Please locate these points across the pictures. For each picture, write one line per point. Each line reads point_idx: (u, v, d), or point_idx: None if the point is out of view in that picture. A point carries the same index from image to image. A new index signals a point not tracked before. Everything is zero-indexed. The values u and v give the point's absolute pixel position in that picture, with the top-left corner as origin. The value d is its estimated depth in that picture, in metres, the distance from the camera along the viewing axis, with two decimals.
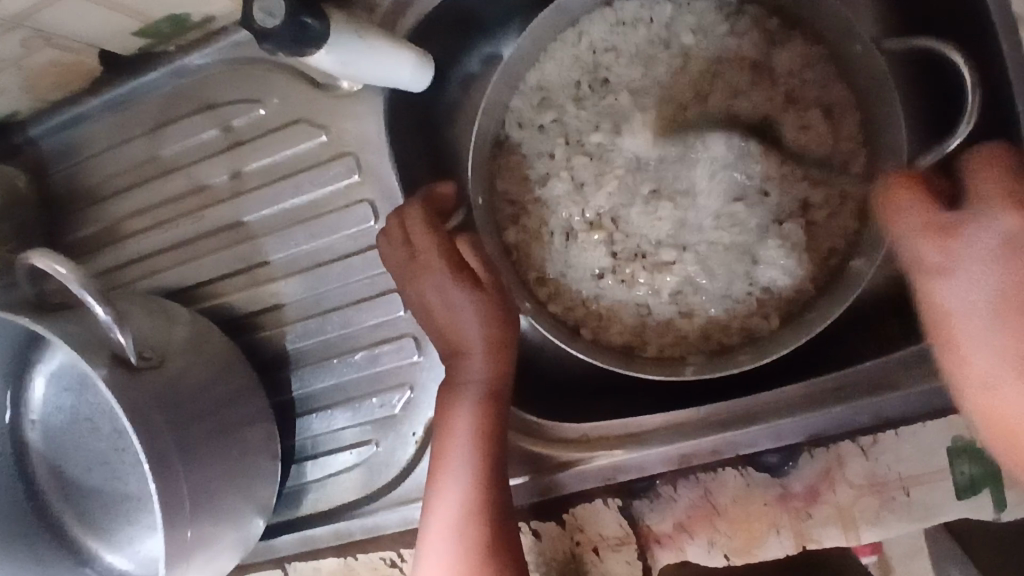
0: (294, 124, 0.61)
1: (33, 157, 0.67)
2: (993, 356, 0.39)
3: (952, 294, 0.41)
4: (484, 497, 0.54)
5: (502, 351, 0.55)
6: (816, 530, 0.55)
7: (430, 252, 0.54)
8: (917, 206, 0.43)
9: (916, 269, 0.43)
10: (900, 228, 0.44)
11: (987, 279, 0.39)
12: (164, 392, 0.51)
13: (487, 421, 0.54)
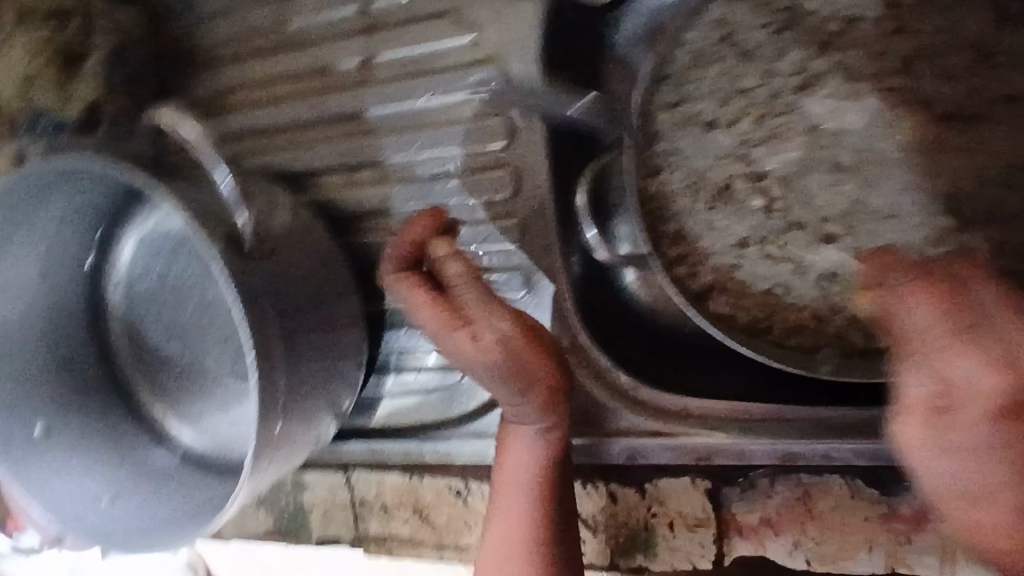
0: (439, 18, 0.56)
1: (158, 10, 0.64)
2: (964, 460, 0.34)
3: (975, 418, 0.34)
4: (546, 530, 0.51)
5: (548, 384, 0.49)
6: (913, 556, 0.52)
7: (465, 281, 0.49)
8: (945, 304, 0.37)
9: (954, 383, 0.35)
10: (949, 351, 0.35)
11: (976, 411, 0.34)
12: (273, 278, 0.49)
13: (546, 454, 0.52)
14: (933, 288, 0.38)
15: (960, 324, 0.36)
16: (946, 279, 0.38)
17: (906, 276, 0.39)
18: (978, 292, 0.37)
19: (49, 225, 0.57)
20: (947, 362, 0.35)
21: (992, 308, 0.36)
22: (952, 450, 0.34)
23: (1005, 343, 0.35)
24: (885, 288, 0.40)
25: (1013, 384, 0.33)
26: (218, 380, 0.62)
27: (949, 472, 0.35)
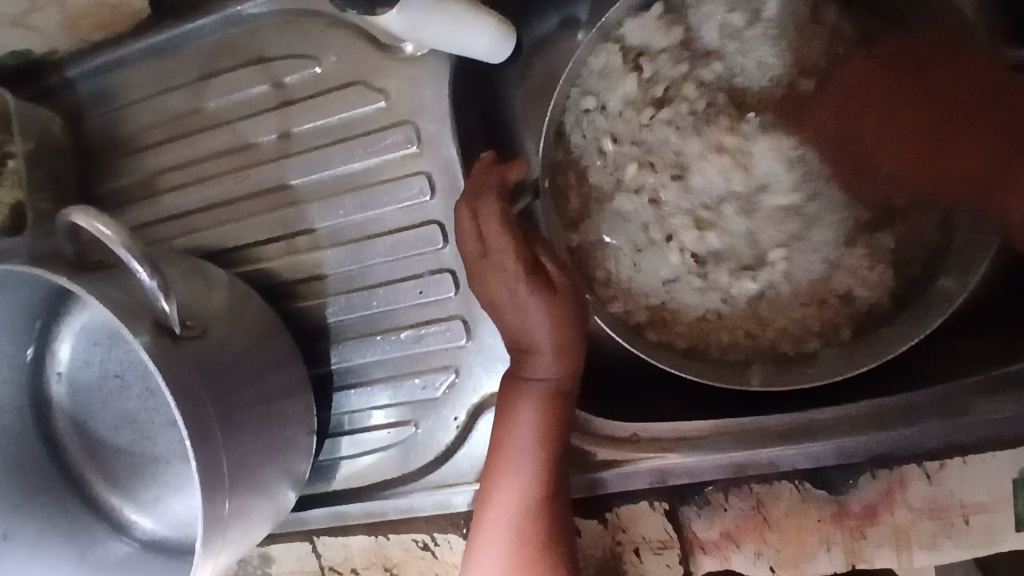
0: (351, 86, 0.57)
1: (68, 101, 0.62)
2: (526, 458, 0.52)
3: (535, 407, 0.52)
4: (542, 507, 0.52)
5: (571, 352, 0.52)
6: (869, 550, 0.54)
7: (505, 251, 0.49)
8: (558, 312, 0.50)
9: (539, 371, 0.52)
10: (539, 340, 0.51)
11: (542, 409, 0.52)
12: (204, 363, 0.49)
13: (549, 420, 0.52)
14: (500, 264, 0.50)
15: (534, 339, 0.51)
16: (566, 299, 0.50)
17: (489, 215, 0.50)
18: (575, 320, 0.51)
19: None
20: (529, 357, 0.52)
21: (575, 334, 0.51)
22: (521, 449, 0.52)
23: (565, 348, 0.51)
24: (479, 215, 0.50)
25: (543, 417, 0.52)
26: (172, 464, 0.63)
27: (514, 463, 0.52)
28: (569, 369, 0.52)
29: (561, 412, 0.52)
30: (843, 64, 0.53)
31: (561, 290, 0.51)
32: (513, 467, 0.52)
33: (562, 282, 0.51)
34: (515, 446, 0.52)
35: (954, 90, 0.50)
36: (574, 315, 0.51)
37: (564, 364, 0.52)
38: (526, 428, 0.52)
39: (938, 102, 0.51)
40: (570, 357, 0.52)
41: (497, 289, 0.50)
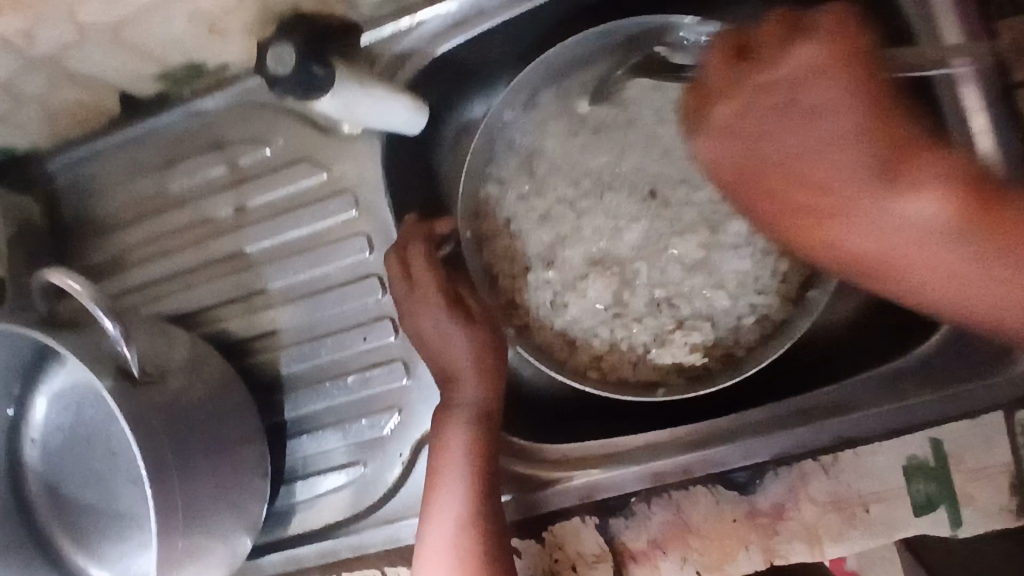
0: (298, 162, 0.65)
1: (46, 190, 0.70)
2: (460, 477, 0.57)
3: (466, 428, 0.58)
4: (477, 524, 0.56)
5: (492, 376, 0.60)
6: (784, 546, 0.58)
7: (429, 286, 0.60)
8: (480, 338, 0.60)
9: (466, 395, 0.59)
10: (464, 365, 0.59)
11: (472, 430, 0.58)
12: (162, 406, 0.54)
13: (478, 438, 0.58)
14: (428, 301, 0.59)
15: (459, 366, 0.59)
16: (484, 329, 0.60)
17: (417, 260, 0.60)
18: (493, 346, 0.60)
19: None
20: (456, 384, 0.59)
21: (495, 359, 0.60)
22: (455, 469, 0.58)
23: (487, 372, 0.59)
24: (409, 261, 0.60)
25: (473, 437, 0.58)
26: (132, 523, 0.66)
27: (450, 484, 0.57)
28: (493, 391, 0.60)
29: (488, 432, 0.59)
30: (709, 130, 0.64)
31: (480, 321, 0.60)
32: (449, 488, 0.57)
33: (480, 315, 0.61)
34: (449, 468, 0.58)
35: (887, 211, 0.45)
36: (492, 342, 0.60)
37: (488, 387, 0.59)
38: (458, 448, 0.58)
39: (889, 140, 0.45)
40: (493, 380, 0.60)
41: (427, 324, 0.59)
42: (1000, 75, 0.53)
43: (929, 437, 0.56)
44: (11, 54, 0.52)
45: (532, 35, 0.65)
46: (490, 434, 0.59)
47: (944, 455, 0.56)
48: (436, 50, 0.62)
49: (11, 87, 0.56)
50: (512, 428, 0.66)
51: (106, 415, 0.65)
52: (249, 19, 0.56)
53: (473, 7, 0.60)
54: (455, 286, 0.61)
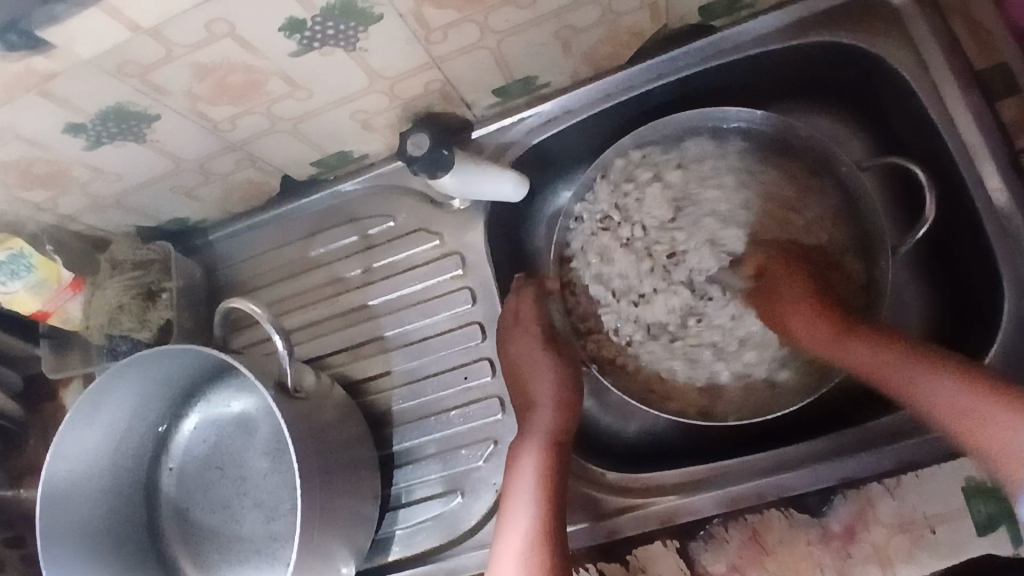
0: (416, 232, 0.79)
1: (207, 258, 0.84)
2: (528, 491, 0.65)
3: (537, 448, 0.67)
4: (545, 536, 0.62)
5: (567, 408, 0.69)
6: (857, 569, 0.61)
7: (529, 322, 0.72)
8: (562, 373, 0.71)
9: (540, 421, 0.68)
10: (541, 394, 0.70)
11: (543, 450, 0.67)
12: (303, 420, 0.65)
13: (549, 459, 0.66)
14: (520, 338, 0.72)
15: (537, 396, 0.70)
16: (563, 367, 0.71)
17: (522, 299, 0.74)
18: (567, 383, 0.71)
19: (122, 417, 0.71)
20: (533, 413, 0.69)
21: (568, 394, 0.70)
22: (524, 484, 0.65)
23: (561, 404, 0.69)
24: (517, 300, 0.74)
25: (544, 457, 0.66)
26: (251, 545, 0.73)
27: (519, 498, 0.65)
28: (568, 421, 0.69)
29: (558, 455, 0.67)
30: (759, 206, 0.76)
31: (560, 361, 0.72)
32: (518, 500, 0.65)
33: (564, 355, 0.72)
34: (519, 484, 0.65)
35: (863, 352, 0.61)
36: (567, 378, 0.71)
37: (563, 417, 0.69)
38: (529, 466, 0.66)
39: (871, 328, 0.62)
40: (567, 411, 0.69)
41: (517, 356, 0.71)
42: (1004, 143, 0.65)
43: None
44: (217, 137, 0.68)
45: (607, 134, 0.80)
46: (560, 458, 0.67)
47: None
48: (531, 141, 0.77)
49: (207, 166, 0.72)
50: (594, 459, 0.75)
51: (244, 444, 0.76)
52: (395, 118, 0.72)
53: (563, 107, 0.76)
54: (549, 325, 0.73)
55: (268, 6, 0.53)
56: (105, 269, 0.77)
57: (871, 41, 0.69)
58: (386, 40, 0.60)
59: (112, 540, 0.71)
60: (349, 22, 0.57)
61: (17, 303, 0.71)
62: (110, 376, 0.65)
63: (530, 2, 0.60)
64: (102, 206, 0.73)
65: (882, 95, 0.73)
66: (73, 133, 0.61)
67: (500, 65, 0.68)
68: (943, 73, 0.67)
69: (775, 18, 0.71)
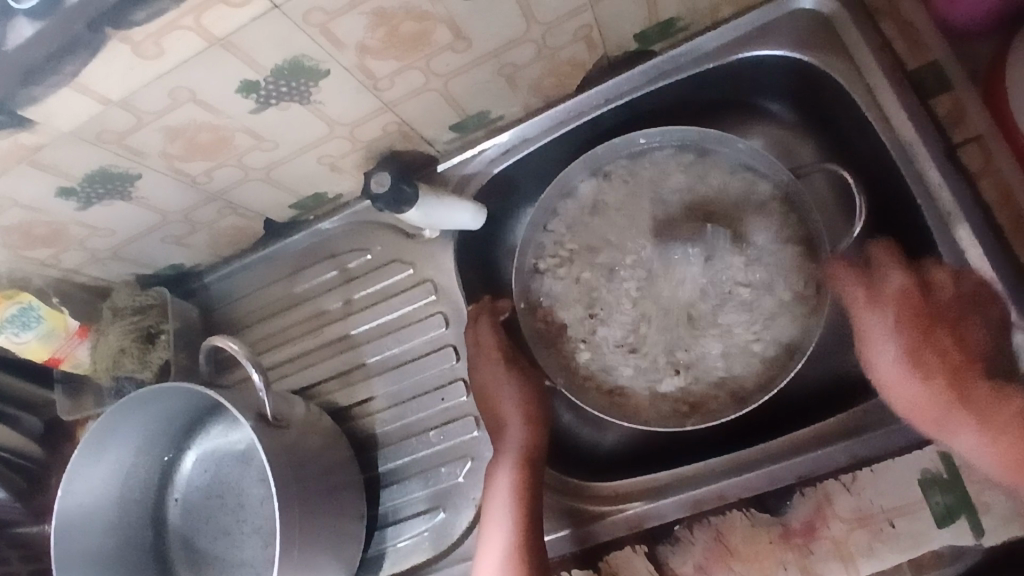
0: (391, 262, 0.84)
1: (203, 300, 0.91)
2: (505, 508, 0.68)
3: (510, 465, 0.70)
4: (524, 554, 0.65)
5: (535, 424, 0.73)
6: (820, 565, 0.63)
7: (491, 345, 0.77)
8: (528, 390, 0.75)
9: (511, 439, 0.72)
10: (511, 412, 0.74)
11: (516, 466, 0.70)
12: (287, 446, 0.69)
13: (522, 474, 0.70)
14: (487, 362, 0.76)
15: (507, 416, 0.74)
16: (530, 386, 0.75)
17: (483, 324, 0.78)
18: (534, 400, 0.75)
19: (126, 453, 0.77)
20: (504, 432, 0.73)
21: (536, 411, 0.74)
22: (501, 501, 0.69)
23: (530, 421, 0.73)
24: (479, 325, 0.78)
25: (518, 473, 0.70)
26: (251, 568, 0.78)
27: (497, 514, 0.68)
28: (539, 436, 0.73)
29: (531, 470, 0.70)
30: (710, 212, 0.77)
31: (527, 379, 0.76)
32: (496, 516, 0.68)
33: (529, 373, 0.76)
34: (496, 502, 0.69)
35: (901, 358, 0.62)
36: (533, 395, 0.75)
37: (534, 433, 0.73)
38: (504, 484, 0.69)
39: (923, 322, 0.62)
40: (537, 427, 0.73)
41: (485, 379, 0.76)
42: (940, 139, 0.65)
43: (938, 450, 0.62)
44: (197, 189, 0.73)
45: (566, 157, 0.83)
46: (533, 473, 0.70)
47: (955, 466, 0.61)
48: (493, 170, 0.81)
49: (192, 216, 0.77)
50: (568, 470, 0.78)
51: (242, 472, 0.81)
52: (360, 159, 0.77)
53: (521, 136, 0.80)
54: (511, 346, 0.77)
55: (221, 72, 0.58)
56: (107, 317, 0.83)
57: (801, 49, 0.72)
58: (337, 91, 0.65)
59: (121, 566, 0.76)
60: (299, 79, 0.62)
61: (32, 352, 0.78)
62: (111, 415, 0.70)
63: (466, 46, 0.65)
64: (101, 258, 0.79)
65: (825, 102, 0.75)
66: (65, 195, 0.67)
67: (451, 102, 0.72)
68: (875, 75, 0.68)
69: (711, 38, 0.74)
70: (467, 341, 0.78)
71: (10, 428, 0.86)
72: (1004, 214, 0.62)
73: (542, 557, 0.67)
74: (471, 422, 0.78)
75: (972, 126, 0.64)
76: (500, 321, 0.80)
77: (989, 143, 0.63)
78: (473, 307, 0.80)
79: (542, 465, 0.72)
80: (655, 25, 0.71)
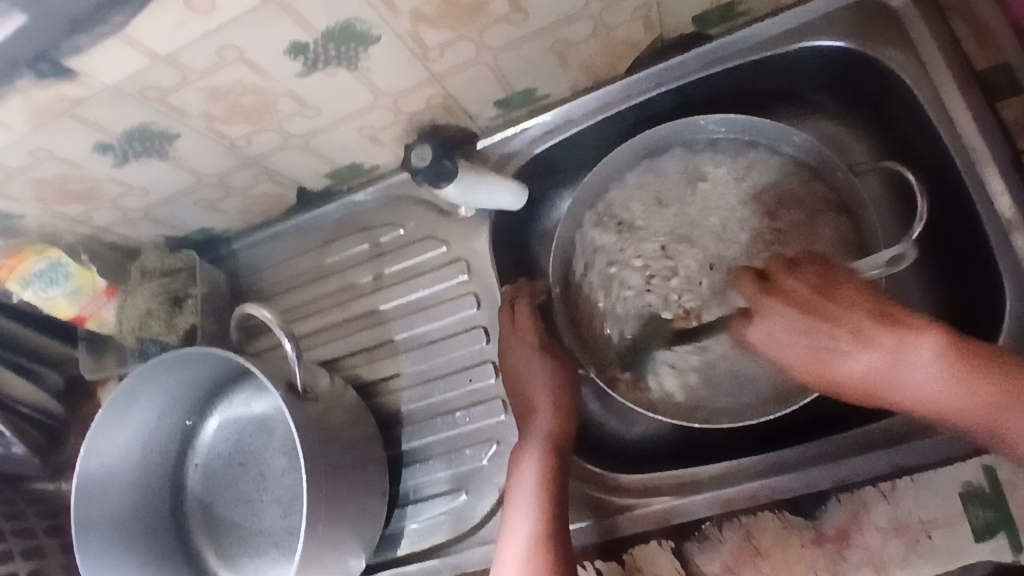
0: (424, 239, 0.83)
1: (231, 266, 0.90)
2: (531, 493, 0.67)
3: (538, 451, 0.69)
4: (547, 541, 0.64)
5: (565, 411, 0.72)
6: (852, 572, 0.61)
7: (525, 329, 0.75)
8: (560, 377, 0.73)
9: (540, 425, 0.71)
10: (541, 397, 0.72)
11: (543, 453, 0.69)
12: (314, 419, 0.68)
13: (550, 461, 0.69)
14: (520, 346, 0.75)
15: (536, 401, 0.72)
16: (562, 372, 0.74)
17: (517, 306, 0.76)
18: (565, 387, 0.73)
19: (149, 416, 0.76)
20: (532, 417, 0.72)
21: (566, 397, 0.73)
22: (526, 487, 0.68)
23: (560, 408, 0.72)
24: (514, 307, 0.77)
25: (545, 459, 0.69)
26: (269, 538, 0.77)
27: (523, 500, 0.67)
28: (569, 424, 0.71)
29: (558, 458, 0.69)
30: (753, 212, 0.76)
31: (559, 365, 0.74)
32: (522, 502, 0.67)
33: (560, 359, 0.75)
34: (522, 487, 0.68)
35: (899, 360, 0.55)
36: (564, 382, 0.73)
37: (564, 419, 0.71)
38: (531, 469, 0.68)
39: (890, 321, 0.56)
40: (567, 414, 0.72)
41: (516, 362, 0.74)
42: (1009, 143, 0.64)
43: (982, 464, 0.60)
44: (234, 153, 0.72)
45: (609, 142, 0.81)
46: (561, 461, 0.69)
47: (998, 481, 0.59)
48: (534, 151, 0.79)
49: (227, 180, 0.76)
50: (595, 460, 0.77)
51: (263, 442, 0.80)
52: (400, 132, 0.75)
53: (565, 117, 0.78)
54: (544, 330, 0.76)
55: (273, 32, 0.57)
56: (135, 278, 0.82)
57: (863, 42, 0.70)
58: (386, 59, 0.63)
59: (140, 528, 0.76)
60: (350, 44, 0.60)
61: (58, 309, 0.77)
62: (137, 377, 0.69)
63: (522, 19, 0.63)
64: (133, 218, 0.78)
65: (883, 100, 0.72)
66: (102, 152, 0.66)
67: (498, 78, 0.71)
68: (941, 74, 0.66)
69: (770, 25, 0.71)
70: (499, 323, 0.77)
71: (34, 386, 0.85)
72: None
73: (567, 547, 0.66)
74: (499, 405, 0.77)
75: None
76: (534, 304, 0.78)
77: None
78: (508, 289, 0.78)
79: (570, 454, 0.71)
80: (715, 9, 0.68)
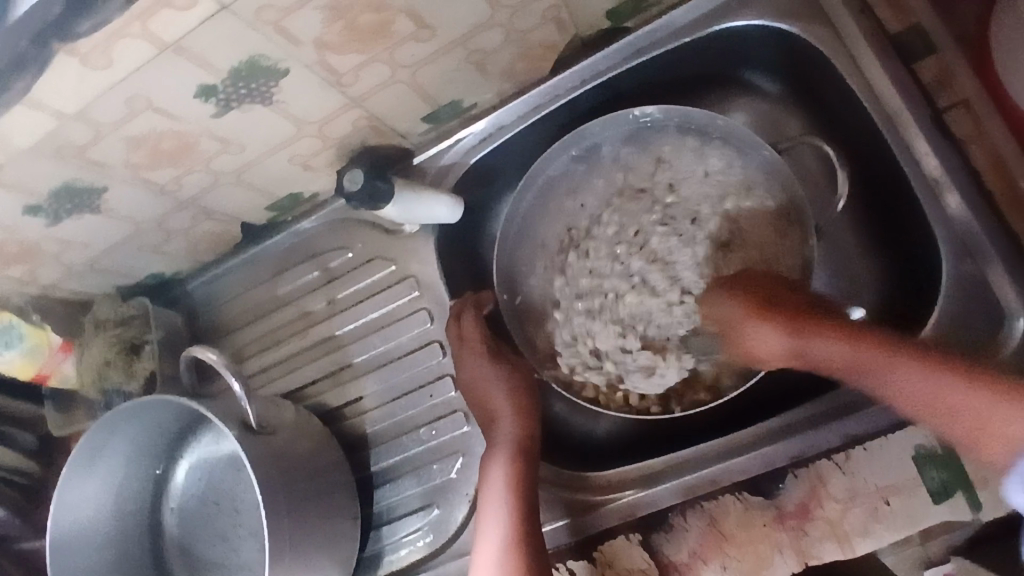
0: (373, 259, 0.83)
1: (187, 306, 0.90)
2: (499, 500, 0.67)
3: (502, 458, 0.70)
4: (520, 545, 0.65)
5: (526, 416, 0.73)
6: (815, 546, 0.62)
7: (475, 340, 0.76)
8: (516, 384, 0.74)
9: (502, 431, 0.72)
10: (501, 404, 0.73)
11: (508, 459, 0.70)
12: (272, 452, 0.68)
13: (514, 466, 0.69)
14: (473, 357, 0.75)
15: (497, 408, 0.73)
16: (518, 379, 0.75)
17: (466, 320, 0.77)
18: (524, 393, 0.74)
19: (116, 466, 0.76)
20: (494, 425, 0.72)
21: (524, 403, 0.74)
22: (494, 494, 0.68)
23: (522, 413, 0.73)
24: (462, 320, 0.77)
25: (511, 464, 0.69)
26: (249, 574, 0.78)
27: (491, 507, 0.68)
28: (532, 428, 0.72)
29: (523, 462, 0.70)
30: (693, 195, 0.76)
31: (514, 373, 0.75)
32: (490, 509, 0.67)
33: (515, 367, 0.76)
34: (490, 494, 0.68)
35: (906, 375, 0.57)
36: (522, 388, 0.74)
37: (526, 424, 0.72)
38: (496, 476, 0.69)
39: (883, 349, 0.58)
40: (529, 418, 0.73)
41: (472, 374, 0.75)
42: (928, 105, 0.64)
43: None
44: (168, 197, 0.72)
45: (544, 143, 0.81)
46: (527, 464, 0.70)
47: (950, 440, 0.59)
48: (470, 160, 0.79)
49: (166, 223, 0.76)
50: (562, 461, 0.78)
51: (236, 478, 0.81)
52: (332, 157, 0.75)
53: (496, 124, 0.78)
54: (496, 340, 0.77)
55: (177, 79, 0.57)
56: (90, 330, 0.83)
57: (778, 18, 0.69)
58: (299, 89, 0.63)
59: None
60: (258, 79, 0.60)
61: (19, 369, 0.80)
62: (95, 431, 0.69)
63: (429, 34, 0.63)
64: (79, 272, 0.79)
65: (806, 72, 0.73)
66: (33, 214, 0.66)
67: (420, 94, 0.71)
68: (856, 41, 0.66)
69: (683, 12, 0.71)
70: (450, 338, 0.78)
71: (7, 446, 0.86)
72: (993, 178, 0.61)
73: (540, 550, 0.66)
74: (462, 417, 0.77)
75: (959, 90, 0.63)
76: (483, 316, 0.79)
77: (977, 107, 0.62)
78: (457, 304, 0.79)
79: (536, 457, 0.71)
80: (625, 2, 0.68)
